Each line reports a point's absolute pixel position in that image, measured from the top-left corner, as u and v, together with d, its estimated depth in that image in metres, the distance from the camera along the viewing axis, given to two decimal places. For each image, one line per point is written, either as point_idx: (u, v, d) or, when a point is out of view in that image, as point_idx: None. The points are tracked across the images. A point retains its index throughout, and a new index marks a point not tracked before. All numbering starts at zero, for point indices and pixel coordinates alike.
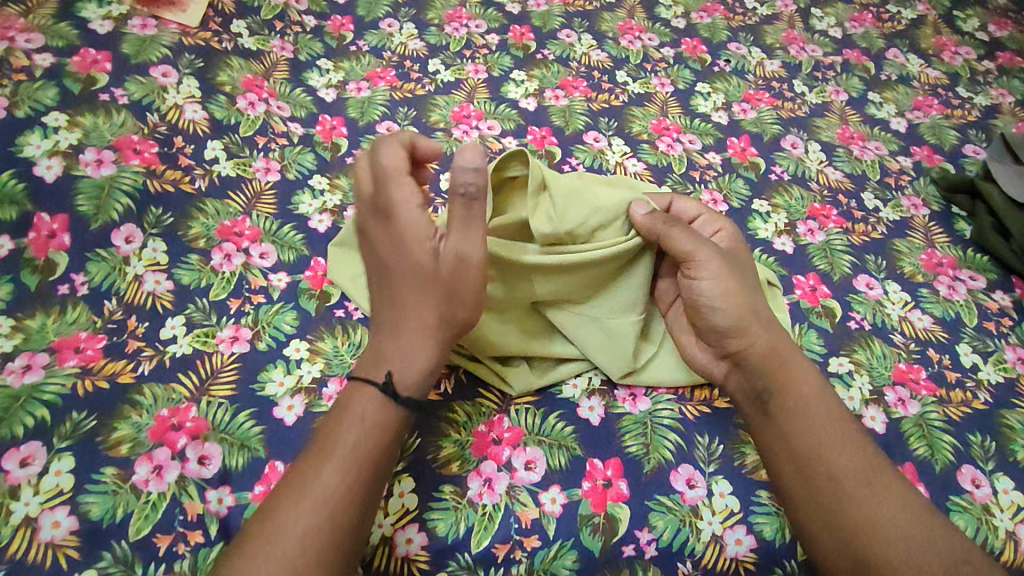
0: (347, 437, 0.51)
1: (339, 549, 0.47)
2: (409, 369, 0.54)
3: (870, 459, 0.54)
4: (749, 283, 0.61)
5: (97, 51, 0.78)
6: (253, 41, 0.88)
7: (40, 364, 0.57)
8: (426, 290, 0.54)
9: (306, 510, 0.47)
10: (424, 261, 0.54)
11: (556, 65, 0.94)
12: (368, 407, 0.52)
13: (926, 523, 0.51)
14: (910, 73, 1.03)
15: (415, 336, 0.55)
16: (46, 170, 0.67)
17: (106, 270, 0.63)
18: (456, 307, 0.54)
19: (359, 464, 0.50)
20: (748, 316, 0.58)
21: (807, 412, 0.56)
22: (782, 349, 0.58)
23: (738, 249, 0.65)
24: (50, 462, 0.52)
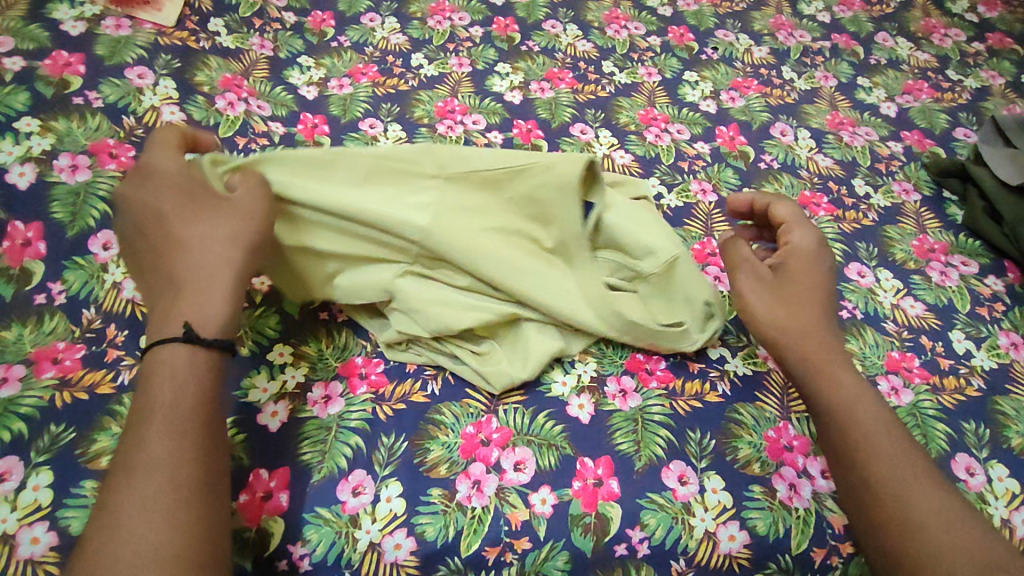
0: (157, 395, 0.46)
1: (190, 508, 0.42)
2: (206, 319, 0.49)
3: (907, 463, 0.53)
4: (799, 292, 0.61)
5: (70, 54, 0.76)
6: (232, 39, 0.86)
7: (16, 376, 0.56)
8: (201, 228, 0.53)
9: (138, 480, 0.42)
10: (215, 200, 0.54)
11: (542, 56, 0.93)
12: (176, 361, 0.47)
13: (958, 526, 0.49)
14: (899, 57, 1.02)
15: (199, 277, 0.51)
16: (19, 178, 0.65)
17: (83, 277, 0.62)
18: (240, 238, 0.53)
19: (174, 421, 0.45)
20: (785, 328, 0.60)
21: (845, 420, 0.55)
22: (826, 354, 0.58)
23: (811, 253, 0.63)
24: (28, 476, 0.51)
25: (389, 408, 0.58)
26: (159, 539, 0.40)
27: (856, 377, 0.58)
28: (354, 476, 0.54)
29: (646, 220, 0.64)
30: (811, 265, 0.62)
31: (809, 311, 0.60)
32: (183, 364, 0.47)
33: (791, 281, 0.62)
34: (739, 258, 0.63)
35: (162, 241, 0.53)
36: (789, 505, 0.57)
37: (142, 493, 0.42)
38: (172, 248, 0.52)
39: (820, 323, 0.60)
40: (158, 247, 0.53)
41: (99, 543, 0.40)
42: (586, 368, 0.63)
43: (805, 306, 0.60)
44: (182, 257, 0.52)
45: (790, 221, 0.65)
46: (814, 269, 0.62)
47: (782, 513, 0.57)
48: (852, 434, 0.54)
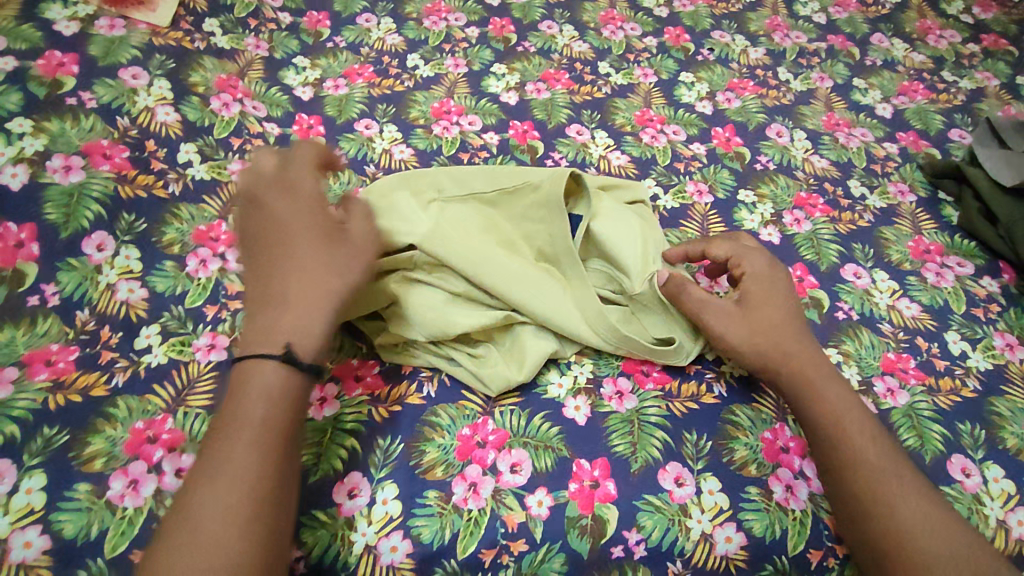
0: (242, 412, 0.48)
1: (264, 529, 0.45)
2: (308, 340, 0.51)
3: (897, 475, 0.54)
4: (769, 316, 0.61)
5: (63, 54, 0.75)
6: (226, 40, 0.86)
7: (8, 379, 0.55)
8: (315, 248, 0.54)
9: (222, 491, 0.44)
10: (338, 227, 0.56)
11: (538, 57, 0.93)
12: (272, 381, 0.49)
13: (947, 533, 0.51)
14: (895, 58, 1.02)
15: (308, 301, 0.52)
16: (12, 178, 0.65)
17: (77, 278, 0.62)
18: (348, 268, 0.54)
19: (254, 441, 0.47)
20: (769, 355, 0.59)
21: (834, 435, 0.56)
22: (808, 373, 0.58)
23: (764, 277, 0.63)
24: (21, 480, 0.51)
25: (385, 410, 0.58)
26: (234, 561, 0.42)
27: (839, 387, 0.58)
28: (349, 478, 0.54)
29: (633, 231, 0.65)
30: (769, 289, 0.63)
31: (784, 334, 0.60)
32: (271, 386, 0.49)
33: (761, 302, 0.62)
34: (700, 301, 0.61)
35: (278, 248, 0.54)
36: (785, 506, 0.57)
37: (224, 506, 0.44)
38: (283, 259, 0.53)
39: (796, 344, 0.60)
40: (271, 255, 0.54)
41: (176, 547, 0.43)
42: (583, 369, 0.63)
43: (782, 329, 0.60)
44: (293, 274, 0.53)
45: (732, 249, 0.66)
46: (774, 292, 0.63)
47: (778, 515, 0.57)
48: (843, 447, 0.55)
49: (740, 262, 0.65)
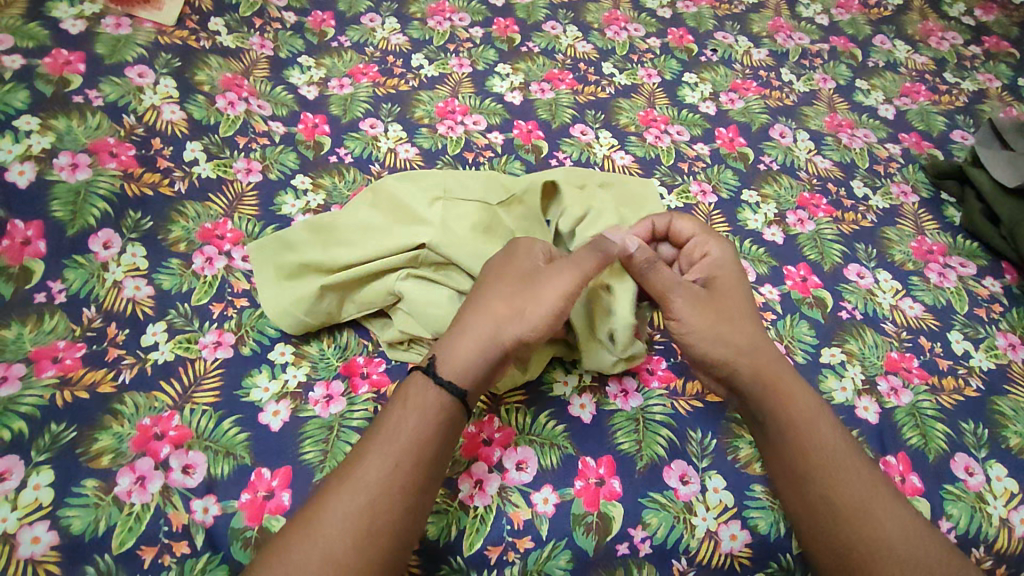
0: (396, 428, 0.50)
1: (376, 539, 0.46)
2: (454, 368, 0.53)
3: (869, 486, 0.53)
4: (730, 308, 0.60)
5: (70, 52, 0.75)
6: (232, 39, 0.86)
7: (16, 375, 0.55)
8: (508, 287, 0.57)
9: (350, 493, 0.47)
10: (529, 275, 0.57)
11: (541, 57, 0.93)
12: (423, 399, 0.52)
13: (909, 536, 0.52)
14: (897, 60, 1.03)
15: (484, 333, 0.55)
16: (18, 176, 0.65)
17: (83, 276, 0.62)
18: (530, 312, 0.55)
19: (401, 459, 0.49)
20: (728, 347, 0.58)
21: (806, 438, 0.55)
22: (768, 369, 0.58)
23: (728, 267, 0.63)
24: (29, 475, 0.51)
25: None
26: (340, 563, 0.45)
27: (809, 390, 0.58)
28: None
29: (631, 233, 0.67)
30: (733, 282, 0.62)
31: (747, 329, 0.59)
32: (424, 406, 0.52)
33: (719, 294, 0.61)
34: (671, 281, 0.59)
35: (490, 279, 0.58)
36: None
37: (347, 507, 0.47)
38: (484, 287, 0.57)
39: (756, 339, 0.59)
40: (483, 283, 0.58)
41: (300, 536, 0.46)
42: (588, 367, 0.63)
43: (741, 323, 0.60)
44: (484, 305, 0.56)
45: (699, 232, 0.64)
46: (738, 285, 0.62)
47: (782, 512, 0.57)
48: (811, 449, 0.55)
49: (706, 247, 0.64)
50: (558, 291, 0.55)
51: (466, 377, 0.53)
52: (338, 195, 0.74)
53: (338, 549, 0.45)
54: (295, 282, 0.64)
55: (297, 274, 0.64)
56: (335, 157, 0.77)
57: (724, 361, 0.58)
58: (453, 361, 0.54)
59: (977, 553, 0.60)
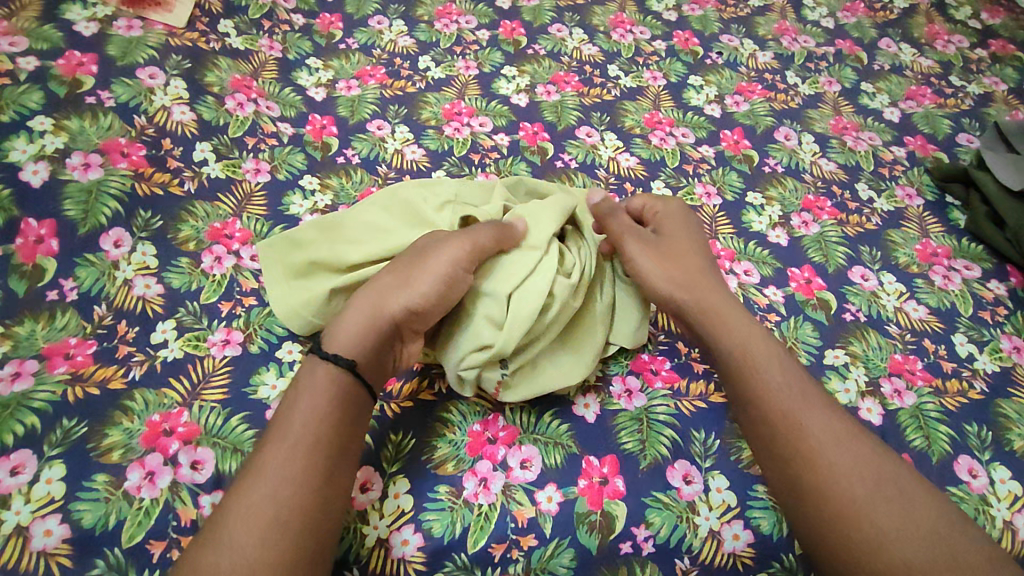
0: (285, 419, 0.50)
1: (284, 525, 0.45)
2: (339, 343, 0.54)
3: (802, 395, 0.55)
4: (675, 250, 0.64)
5: (83, 54, 0.76)
6: (241, 40, 0.87)
7: (29, 371, 0.56)
8: (407, 260, 0.58)
9: (250, 490, 0.46)
10: (415, 253, 0.58)
11: (547, 60, 0.94)
12: (313, 388, 0.51)
13: (857, 452, 0.52)
14: (903, 63, 1.03)
15: (367, 307, 0.55)
16: (32, 175, 0.66)
17: (95, 274, 0.63)
18: (418, 280, 0.56)
19: (296, 446, 0.48)
20: (672, 284, 0.61)
21: (740, 358, 0.57)
22: (708, 299, 0.60)
23: (676, 220, 0.68)
24: (41, 470, 0.52)
25: (397, 406, 0.59)
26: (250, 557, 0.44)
27: (747, 315, 0.60)
28: (362, 472, 0.55)
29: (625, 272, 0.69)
30: (682, 232, 0.67)
31: (692, 265, 0.63)
32: (314, 393, 0.51)
33: (667, 240, 0.65)
34: (622, 227, 0.65)
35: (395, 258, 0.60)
36: None
37: (247, 504, 0.46)
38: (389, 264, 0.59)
39: (701, 271, 0.63)
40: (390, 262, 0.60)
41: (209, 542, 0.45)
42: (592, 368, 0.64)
43: (687, 261, 0.63)
44: (381, 279, 0.57)
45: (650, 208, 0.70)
46: (686, 233, 0.67)
47: None
48: (751, 374, 0.56)
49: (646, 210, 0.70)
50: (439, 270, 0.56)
51: (351, 347, 0.53)
52: (345, 195, 0.75)
53: (251, 543, 0.44)
54: (303, 281, 0.64)
55: (306, 272, 0.64)
56: (342, 158, 0.78)
57: (667, 296, 0.61)
58: (342, 331, 0.54)
59: None
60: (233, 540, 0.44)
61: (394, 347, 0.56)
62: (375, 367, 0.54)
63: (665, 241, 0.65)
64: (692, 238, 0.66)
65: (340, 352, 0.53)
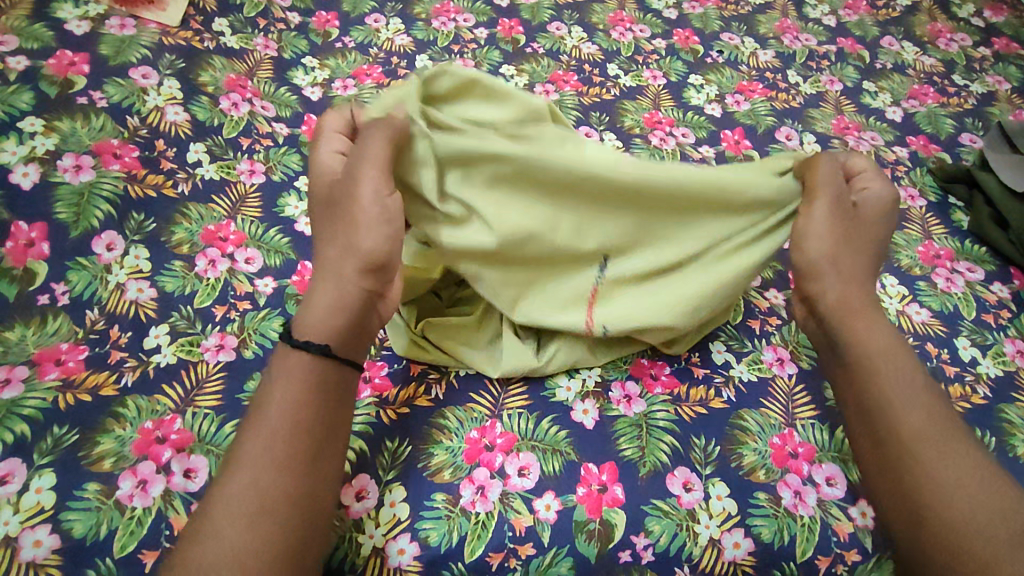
0: (268, 404, 0.49)
1: (270, 515, 0.45)
2: (309, 330, 0.51)
3: (937, 423, 0.52)
4: (860, 234, 0.60)
5: (75, 53, 0.75)
6: (236, 39, 0.86)
7: (19, 378, 0.55)
8: (334, 218, 0.55)
9: (235, 478, 0.46)
10: (331, 203, 0.55)
11: (546, 58, 0.92)
12: (295, 371, 0.50)
13: (992, 485, 0.49)
14: (905, 61, 1.02)
15: (328, 286, 0.53)
16: (22, 178, 0.65)
17: (87, 278, 0.62)
18: (353, 236, 0.53)
19: (274, 435, 0.47)
20: (825, 260, 0.59)
21: (875, 367, 0.55)
22: (856, 302, 0.58)
23: (881, 204, 0.61)
24: (31, 479, 0.51)
25: (394, 412, 0.58)
26: (238, 548, 0.43)
27: (890, 333, 0.57)
28: (357, 481, 0.54)
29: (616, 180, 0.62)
30: (880, 222, 0.60)
31: (858, 253, 0.60)
32: (290, 380, 0.50)
33: (858, 220, 0.60)
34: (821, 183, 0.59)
35: (321, 222, 0.56)
36: (794, 513, 0.57)
37: (231, 492, 0.45)
38: (319, 231, 0.56)
39: (857, 274, 0.59)
40: (317, 228, 0.57)
41: (197, 530, 0.45)
42: (591, 373, 0.63)
43: (856, 251, 0.59)
44: (323, 253, 0.55)
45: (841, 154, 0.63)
46: (879, 220, 0.60)
47: (787, 521, 0.56)
48: (877, 387, 0.55)
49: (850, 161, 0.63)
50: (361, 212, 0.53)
51: (323, 332, 0.51)
52: None
53: (233, 533, 0.44)
54: None
55: None
56: None
57: (811, 269, 0.59)
58: (306, 319, 0.52)
59: None
60: (218, 531, 0.44)
61: (374, 305, 0.54)
62: (356, 337, 0.53)
63: (855, 220, 0.60)
64: (878, 229, 0.60)
65: (310, 339, 0.51)
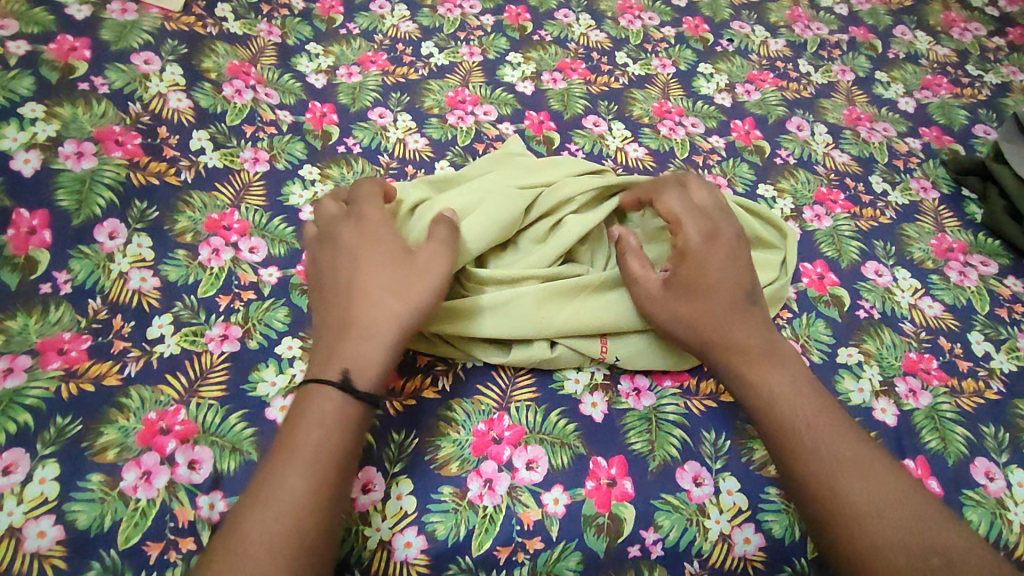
0: (300, 440, 0.48)
1: (305, 550, 0.44)
2: (365, 371, 0.51)
3: (837, 458, 0.52)
4: (703, 295, 0.57)
5: (75, 38, 0.74)
6: (239, 25, 0.85)
7: (22, 367, 0.55)
8: (387, 270, 0.55)
9: (269, 516, 0.44)
10: (384, 258, 0.56)
11: (554, 46, 0.91)
12: (329, 408, 0.49)
13: (897, 507, 0.50)
14: (919, 51, 1.00)
15: (374, 336, 0.52)
16: (24, 165, 0.64)
17: (89, 266, 0.61)
18: (412, 291, 0.54)
19: (319, 479, 0.47)
20: (704, 341, 0.57)
21: (769, 420, 0.54)
22: (744, 361, 0.56)
23: (705, 250, 0.58)
24: (35, 469, 0.50)
25: (400, 405, 0.57)
26: None
27: (779, 369, 0.56)
28: (363, 473, 0.53)
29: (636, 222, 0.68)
30: (707, 257, 0.58)
31: (723, 314, 0.57)
32: (348, 433, 0.49)
33: (700, 278, 0.57)
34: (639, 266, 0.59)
35: (357, 273, 0.55)
36: None
37: (266, 530, 0.44)
38: (351, 282, 0.55)
39: (738, 326, 0.57)
40: (343, 280, 0.56)
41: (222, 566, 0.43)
42: (599, 366, 0.62)
43: (722, 309, 0.57)
44: (362, 301, 0.54)
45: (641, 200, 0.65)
46: (716, 253, 0.58)
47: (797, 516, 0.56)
48: (783, 435, 0.53)
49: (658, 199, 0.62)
50: (429, 272, 0.55)
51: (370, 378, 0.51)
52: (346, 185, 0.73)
53: (255, 571, 0.42)
54: None
55: None
56: (343, 147, 0.76)
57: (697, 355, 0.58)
58: (351, 367, 0.51)
59: None
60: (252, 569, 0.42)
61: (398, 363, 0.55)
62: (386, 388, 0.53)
63: (695, 279, 0.57)
64: (725, 274, 0.58)
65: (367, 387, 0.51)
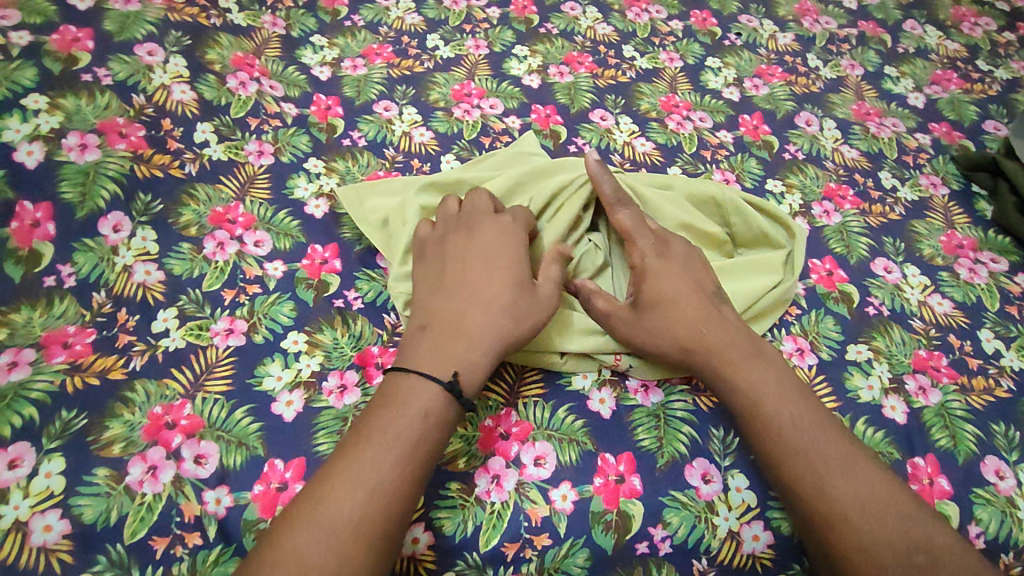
0: (402, 429, 0.48)
1: (393, 539, 0.46)
2: (467, 381, 0.52)
3: (823, 459, 0.51)
4: (675, 307, 0.57)
5: (78, 29, 0.72)
6: (243, 17, 0.84)
7: (26, 360, 0.54)
8: (510, 284, 0.56)
9: (365, 498, 0.45)
10: (514, 271, 0.57)
11: (560, 39, 0.90)
12: (434, 404, 0.50)
13: (887, 504, 0.50)
14: (928, 46, 0.99)
15: (476, 345, 0.53)
16: (27, 156, 0.63)
17: (93, 259, 0.60)
18: (528, 313, 0.56)
19: (415, 472, 0.48)
20: (683, 352, 0.56)
21: (754, 421, 0.54)
22: (727, 367, 0.55)
23: (665, 265, 0.59)
24: (40, 463, 0.50)
25: None
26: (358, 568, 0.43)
27: (763, 369, 0.55)
28: None
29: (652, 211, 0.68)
30: (667, 274, 0.59)
31: (700, 322, 0.57)
32: (447, 428, 0.50)
33: (672, 295, 0.58)
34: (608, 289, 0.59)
35: (484, 276, 0.57)
36: None
37: (361, 513, 0.45)
38: (466, 285, 0.57)
39: (716, 330, 0.57)
40: (462, 279, 0.57)
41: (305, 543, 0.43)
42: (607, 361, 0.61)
43: (701, 318, 0.57)
44: (475, 306, 0.55)
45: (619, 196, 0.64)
46: (673, 268, 0.60)
47: None
48: (771, 436, 0.53)
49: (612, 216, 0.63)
50: (547, 300, 0.57)
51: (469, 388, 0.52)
52: (351, 179, 0.73)
53: (345, 552, 0.43)
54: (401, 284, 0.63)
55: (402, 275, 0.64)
56: (348, 140, 0.76)
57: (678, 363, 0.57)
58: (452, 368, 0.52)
59: (1005, 558, 0.58)
60: (341, 550, 0.43)
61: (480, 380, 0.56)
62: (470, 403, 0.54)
63: (662, 294, 0.58)
64: (692, 289, 0.58)
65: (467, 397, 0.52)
